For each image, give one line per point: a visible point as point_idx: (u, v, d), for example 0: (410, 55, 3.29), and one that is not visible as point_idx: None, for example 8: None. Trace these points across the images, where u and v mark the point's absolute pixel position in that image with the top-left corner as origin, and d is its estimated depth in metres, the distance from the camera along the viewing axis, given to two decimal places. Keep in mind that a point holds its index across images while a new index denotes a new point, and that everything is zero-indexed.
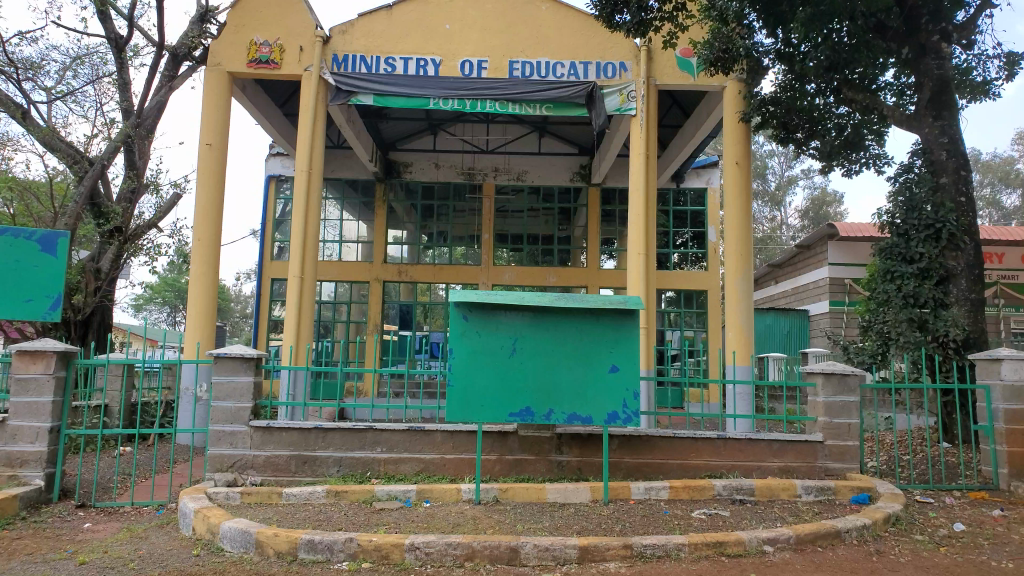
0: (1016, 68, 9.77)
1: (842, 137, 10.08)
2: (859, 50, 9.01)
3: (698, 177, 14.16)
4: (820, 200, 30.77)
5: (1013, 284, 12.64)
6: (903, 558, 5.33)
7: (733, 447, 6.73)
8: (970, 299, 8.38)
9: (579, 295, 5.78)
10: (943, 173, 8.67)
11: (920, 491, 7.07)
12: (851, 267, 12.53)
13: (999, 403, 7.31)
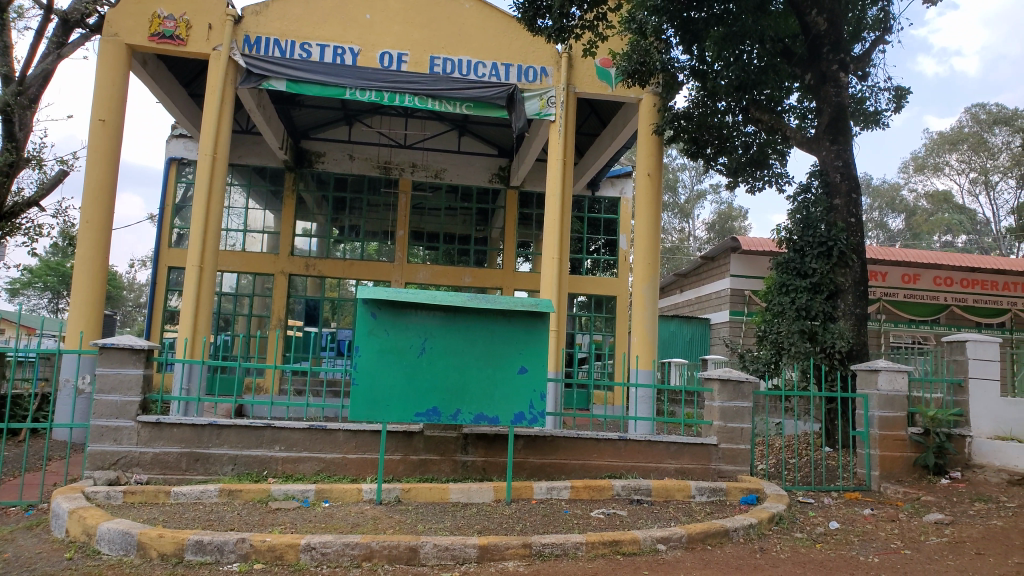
0: (904, 101, 10.48)
1: (748, 154, 10.55)
2: (765, 72, 9.54)
3: (613, 185, 14.49)
4: (726, 214, 32.00)
5: (894, 301, 13.36)
6: (784, 554, 5.68)
7: (633, 448, 6.92)
8: (856, 313, 8.84)
9: (491, 297, 5.82)
10: (837, 195, 9.16)
11: (802, 492, 7.47)
12: (749, 280, 13.08)
13: (874, 411, 7.88)
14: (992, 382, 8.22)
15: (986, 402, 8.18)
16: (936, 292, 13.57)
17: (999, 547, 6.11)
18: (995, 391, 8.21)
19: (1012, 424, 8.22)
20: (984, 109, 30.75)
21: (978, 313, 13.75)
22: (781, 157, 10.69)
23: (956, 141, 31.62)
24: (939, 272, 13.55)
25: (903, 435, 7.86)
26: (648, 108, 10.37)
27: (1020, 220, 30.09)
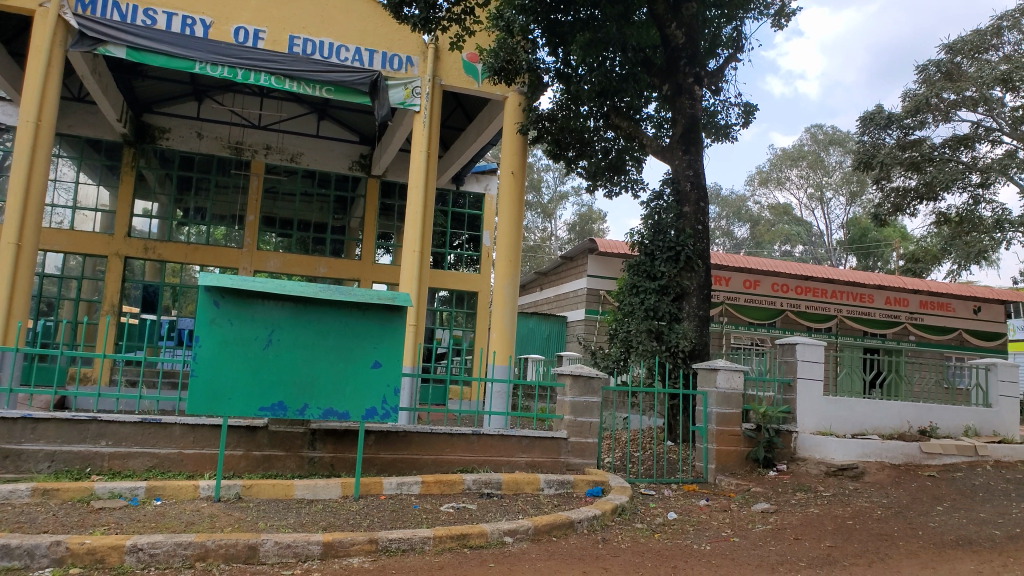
0: (752, 118, 11.18)
1: (608, 159, 10.99)
2: (627, 79, 10.00)
3: (477, 181, 14.63)
4: (587, 216, 33.05)
5: (736, 305, 14.25)
6: (624, 544, 5.94)
7: (485, 443, 6.99)
8: (699, 315, 9.38)
9: (346, 289, 5.68)
10: (686, 203, 9.66)
11: (645, 484, 7.82)
12: (605, 280, 13.53)
13: (713, 407, 8.37)
14: (817, 382, 8.95)
15: (811, 400, 8.90)
16: (773, 298, 14.60)
17: (814, 532, 6.68)
18: (819, 390, 8.96)
19: (831, 419, 9.01)
20: (821, 130, 34.29)
21: (808, 318, 14.92)
22: (637, 164, 11.19)
23: (797, 158, 34.32)
24: (776, 279, 14.59)
25: (738, 430, 8.35)
26: (513, 107, 10.45)
27: (847, 234, 33.09)
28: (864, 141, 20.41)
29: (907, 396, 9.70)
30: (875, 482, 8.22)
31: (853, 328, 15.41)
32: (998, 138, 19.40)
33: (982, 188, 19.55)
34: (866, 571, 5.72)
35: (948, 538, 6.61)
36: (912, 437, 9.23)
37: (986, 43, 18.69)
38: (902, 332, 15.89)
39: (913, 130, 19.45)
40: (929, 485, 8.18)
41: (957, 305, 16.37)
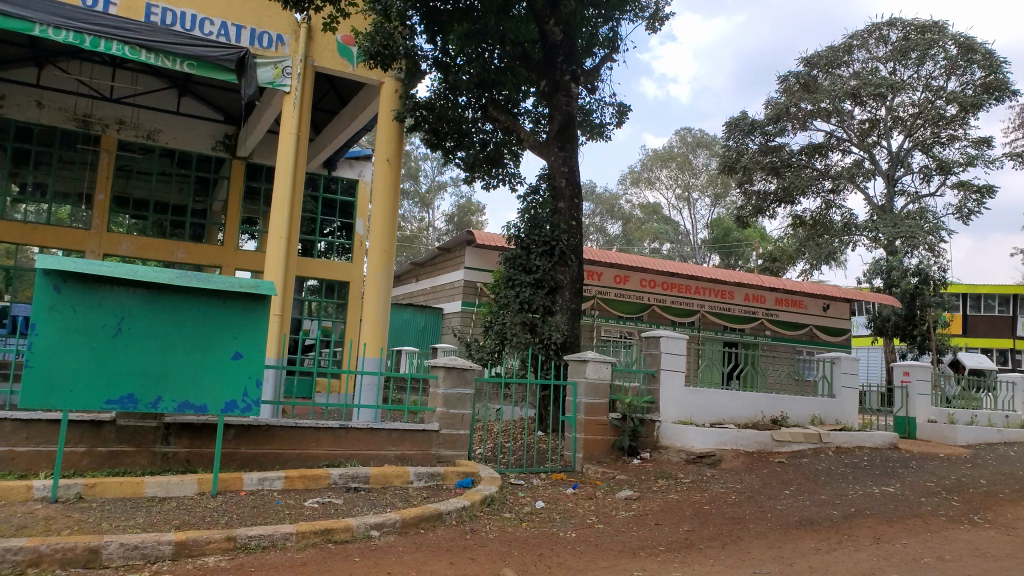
0: (625, 118, 11.50)
1: (485, 151, 10.97)
2: (504, 73, 10.09)
3: (350, 167, 14.38)
4: (466, 208, 33.05)
5: (607, 299, 14.65)
6: (492, 534, 5.97)
7: (353, 436, 6.83)
8: (572, 309, 9.66)
9: (204, 276, 5.40)
10: (561, 199, 9.83)
11: (515, 474, 7.91)
12: (481, 273, 13.57)
13: (582, 397, 8.57)
14: (678, 374, 9.41)
15: (672, 391, 9.33)
16: (642, 293, 15.13)
17: (673, 517, 6.97)
18: (680, 381, 9.40)
19: (691, 409, 9.46)
20: (690, 132, 35.70)
21: (674, 313, 15.56)
22: (515, 157, 11.23)
23: (668, 159, 35.75)
24: (645, 275, 15.12)
25: (604, 419, 8.66)
26: (389, 93, 10.31)
27: (712, 233, 34.88)
28: (729, 146, 21.67)
29: (761, 387, 10.30)
30: (730, 468, 8.68)
31: (714, 323, 16.21)
32: (848, 147, 21.02)
33: (832, 194, 21.11)
34: (719, 552, 6.04)
35: (793, 519, 7.08)
36: (765, 425, 9.83)
37: (839, 60, 20.32)
38: (759, 327, 16.88)
39: (774, 137, 20.87)
40: (778, 470, 8.73)
41: (808, 302, 17.56)
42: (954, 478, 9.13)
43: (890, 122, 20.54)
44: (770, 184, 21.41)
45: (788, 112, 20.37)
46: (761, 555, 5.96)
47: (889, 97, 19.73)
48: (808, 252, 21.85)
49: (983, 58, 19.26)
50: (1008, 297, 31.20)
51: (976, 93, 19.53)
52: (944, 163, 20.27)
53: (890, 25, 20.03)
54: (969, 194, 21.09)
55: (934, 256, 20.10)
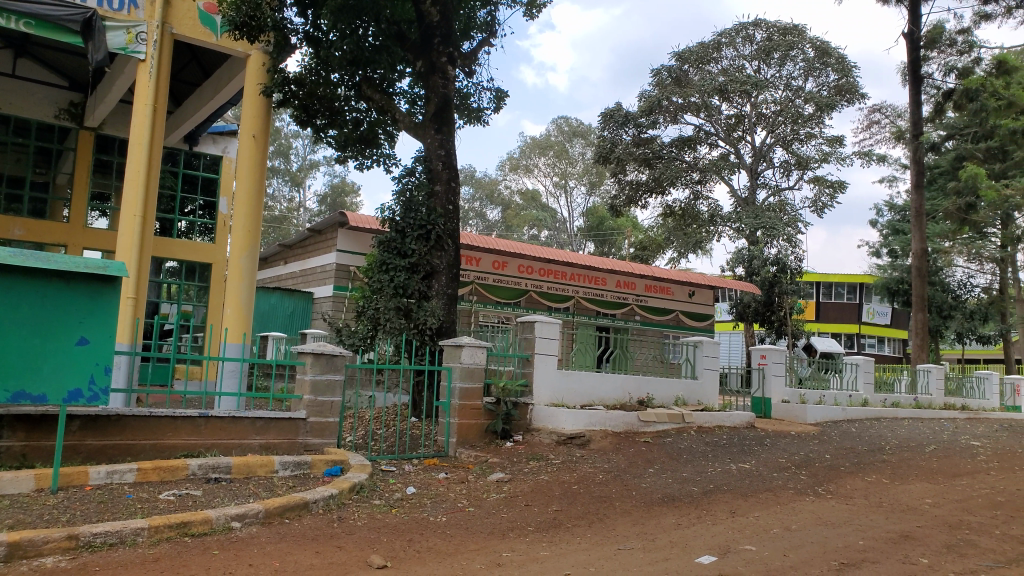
0: (502, 104, 11.53)
1: (358, 131, 10.73)
2: (380, 52, 9.89)
3: (214, 143, 13.74)
4: (340, 189, 32.37)
5: (485, 284, 14.68)
6: (360, 522, 5.87)
7: (214, 426, 6.54)
8: (447, 293, 9.62)
9: (46, 255, 5.06)
10: (437, 182, 9.76)
11: (386, 461, 7.81)
12: (354, 256, 13.31)
13: (457, 381, 8.54)
14: (551, 357, 9.57)
15: (546, 374, 9.47)
16: (520, 279, 15.27)
17: (543, 498, 7.10)
18: (553, 365, 9.57)
19: (563, 392, 9.65)
20: (567, 122, 36.40)
21: (549, 298, 15.82)
22: (390, 138, 11.05)
23: (546, 147, 36.32)
24: (522, 261, 15.27)
25: (478, 404, 8.70)
26: (255, 66, 9.95)
27: (588, 221, 35.83)
28: (604, 136, 22.27)
29: (630, 369, 10.67)
30: (599, 449, 8.93)
31: (588, 308, 16.63)
32: (715, 141, 22.06)
33: (700, 185, 22.09)
34: (586, 531, 6.21)
35: (657, 496, 7.38)
36: (632, 406, 10.21)
37: (709, 56, 21.14)
38: (630, 312, 17.46)
39: (647, 129, 21.58)
40: (644, 449, 9.07)
41: (675, 289, 18.33)
42: (802, 454, 9.80)
43: (754, 118, 21.67)
44: (642, 174, 22.18)
45: (660, 106, 21.11)
46: (626, 532, 6.17)
47: (754, 94, 20.82)
48: (677, 240, 22.83)
49: (837, 63, 20.72)
50: (854, 286, 33.84)
51: (830, 95, 20.93)
52: (802, 159, 21.62)
53: (756, 26, 21.08)
54: (823, 189, 22.63)
55: (791, 247, 21.48)
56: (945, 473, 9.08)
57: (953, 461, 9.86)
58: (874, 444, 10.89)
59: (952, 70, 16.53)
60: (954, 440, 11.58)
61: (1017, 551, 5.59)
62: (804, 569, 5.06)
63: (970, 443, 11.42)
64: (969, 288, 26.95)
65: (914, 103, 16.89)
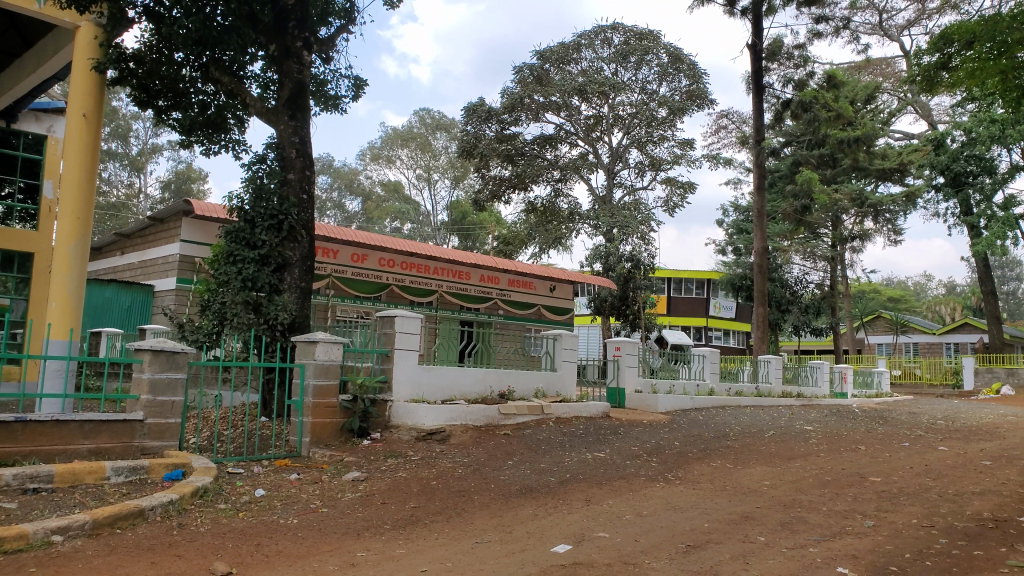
0: (361, 92, 11.23)
1: (205, 115, 10.13)
2: (229, 33, 9.14)
3: (39, 122, 12.55)
4: (186, 175, 30.65)
5: (343, 278, 14.27)
6: (203, 528, 5.52)
7: (33, 431, 5.93)
8: (300, 287, 9.32)
9: None
10: (291, 170, 9.39)
11: (233, 463, 7.41)
12: (198, 247, 12.57)
13: (310, 379, 8.26)
14: (411, 353, 9.42)
15: (406, 370, 9.32)
16: (380, 272, 14.99)
17: (399, 495, 6.96)
18: (413, 360, 9.42)
19: (423, 388, 9.53)
20: (430, 114, 36.14)
21: (411, 292, 15.61)
22: (240, 124, 10.52)
23: (408, 139, 35.95)
24: (383, 254, 14.99)
25: (333, 402, 8.43)
26: (85, 40, 9.10)
27: (451, 215, 35.91)
28: (467, 131, 22.30)
29: (491, 363, 10.71)
30: (458, 443, 8.87)
31: (451, 302, 16.56)
32: (575, 141, 22.61)
33: (561, 183, 22.56)
34: (443, 526, 6.14)
35: (515, 488, 7.44)
36: (493, 400, 10.24)
37: (570, 56, 21.56)
38: (493, 306, 17.54)
39: (509, 126, 21.81)
40: (503, 442, 9.11)
41: (536, 284, 18.62)
42: (654, 442, 10.20)
43: (611, 120, 22.37)
44: (505, 170, 22.40)
45: (522, 103, 21.36)
46: (483, 525, 6.16)
47: (611, 96, 21.54)
48: (538, 236, 23.22)
49: (688, 69, 21.73)
50: (703, 281, 35.83)
51: (682, 100, 21.97)
52: (656, 160, 22.57)
53: (614, 29, 21.79)
54: (674, 189, 23.73)
55: (644, 244, 22.43)
56: (781, 456, 9.73)
57: (788, 445, 10.58)
58: (719, 431, 11.51)
59: (789, 82, 17.72)
60: (789, 426, 12.46)
61: (842, 525, 6.04)
62: (653, 553, 5.23)
63: (803, 427, 12.32)
64: (804, 284, 29.17)
65: (757, 110, 17.97)
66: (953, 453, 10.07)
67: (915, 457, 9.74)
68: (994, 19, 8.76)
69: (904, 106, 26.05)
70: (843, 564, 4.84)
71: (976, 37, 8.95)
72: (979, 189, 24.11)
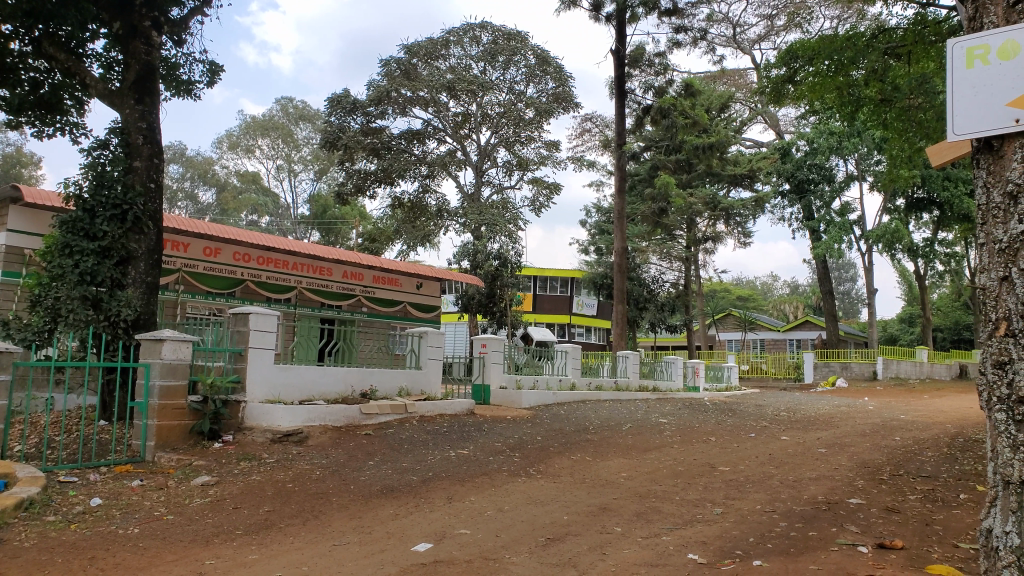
0: (217, 78, 10.70)
1: (37, 94, 9.43)
2: (66, 7, 8.71)
3: None
4: (14, 159, 28.17)
5: (193, 272, 13.57)
6: (28, 543, 5.09)
7: None
8: (146, 282, 8.81)
9: None
10: (137, 157, 8.82)
11: (65, 471, 6.88)
12: (27, 237, 11.54)
13: (156, 380, 7.80)
14: (267, 352, 9.09)
15: (260, 369, 8.96)
16: (234, 267, 14.34)
17: (253, 499, 6.70)
18: (269, 359, 9.09)
19: (279, 388, 9.21)
20: (292, 103, 34.96)
21: (269, 289, 15.00)
22: (78, 105, 9.84)
23: (270, 127, 34.63)
24: (238, 248, 14.35)
25: (182, 403, 8.01)
26: None
27: (314, 208, 35.25)
28: (331, 122, 21.76)
29: (353, 362, 10.51)
30: (317, 444, 8.63)
31: (312, 299, 16.04)
32: (443, 137, 22.55)
33: (428, 179, 22.43)
34: (300, 529, 5.97)
35: (375, 488, 7.34)
36: (353, 399, 10.06)
37: (438, 52, 21.49)
38: (356, 303, 17.11)
39: (376, 119, 21.50)
40: (364, 442, 8.96)
41: (402, 281, 18.33)
42: (516, 437, 10.37)
43: (479, 118, 22.49)
44: (370, 164, 22.03)
45: (389, 96, 21.07)
46: (341, 527, 6.03)
47: (479, 94, 21.68)
48: (405, 233, 22.99)
49: (555, 71, 22.21)
50: (567, 280, 36.79)
51: (549, 102, 22.42)
52: (523, 160, 22.92)
53: (482, 28, 21.92)
54: (541, 189, 24.21)
55: (512, 242, 22.69)
56: (637, 448, 10.15)
57: (644, 438, 11.04)
58: (580, 425, 11.85)
59: (650, 88, 18.52)
60: (646, 419, 13.01)
61: (691, 513, 6.39)
62: (513, 548, 5.32)
63: (658, 421, 12.89)
64: (661, 283, 30.52)
65: (619, 115, 18.59)
66: (792, 441, 10.85)
67: (759, 446, 10.42)
68: (832, 38, 9.60)
69: (754, 116, 27.82)
70: (692, 551, 5.11)
71: (817, 55, 9.74)
72: (820, 195, 26.13)
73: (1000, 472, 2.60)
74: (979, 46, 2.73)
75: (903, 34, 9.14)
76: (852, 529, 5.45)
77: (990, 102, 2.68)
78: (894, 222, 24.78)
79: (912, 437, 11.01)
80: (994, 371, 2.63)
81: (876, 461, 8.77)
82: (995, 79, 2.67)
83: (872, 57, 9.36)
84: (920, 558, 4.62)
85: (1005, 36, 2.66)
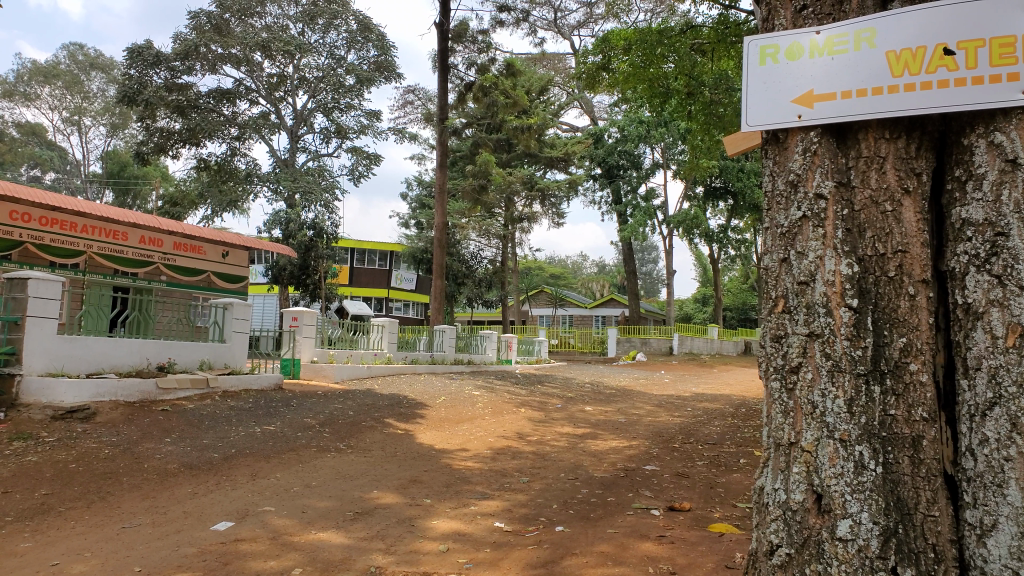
0: None
1: None
2: None
3: None
4: None
5: None
6: None
7: None
8: None
9: None
10: None
11: None
12: None
13: None
14: (49, 321, 8.21)
15: (39, 340, 8.07)
16: (10, 227, 12.73)
17: (28, 482, 6.05)
18: (51, 329, 8.22)
19: (63, 360, 8.36)
20: (81, 50, 31.74)
21: (54, 253, 13.50)
22: None
23: (51, 74, 31.09)
24: (16, 206, 12.77)
25: None
26: None
27: (106, 166, 32.35)
28: (129, 74, 19.82)
29: (148, 333, 9.76)
30: (106, 421, 7.92)
31: (101, 265, 14.57)
32: (256, 98, 21.35)
33: (238, 141, 21.18)
34: (83, 513, 5.48)
35: (172, 466, 6.88)
36: (149, 373, 9.34)
37: (252, 9, 20.36)
38: (154, 271, 15.75)
39: (181, 75, 19.91)
40: (160, 419, 8.34)
41: (208, 248, 17.04)
42: (326, 412, 10.12)
43: (296, 80, 21.55)
44: (174, 122, 20.38)
45: (197, 52, 19.52)
46: (132, 509, 5.61)
47: (296, 56, 20.83)
48: (211, 197, 21.64)
49: (377, 39, 21.66)
50: (385, 254, 36.30)
51: (370, 70, 21.92)
52: (341, 127, 22.26)
53: None
54: (360, 159, 23.66)
55: (328, 212, 22.07)
56: (449, 421, 10.27)
57: (457, 411, 11.21)
58: (393, 399, 11.78)
59: (473, 65, 18.55)
60: (459, 391, 13.20)
61: (500, 482, 6.61)
62: (320, 523, 5.23)
63: (471, 393, 13.16)
64: (479, 259, 30.96)
65: (442, 90, 18.46)
66: (595, 412, 11.47)
67: (564, 417, 10.92)
68: (647, 31, 9.98)
69: (572, 101, 28.93)
70: (499, 518, 5.29)
71: (631, 44, 10.16)
72: (628, 180, 27.78)
73: (772, 436, 2.51)
74: (769, 44, 2.54)
75: (708, 32, 9.78)
76: (646, 494, 5.87)
77: (776, 96, 2.51)
78: (693, 209, 26.76)
79: (701, 408, 11.99)
80: (771, 344, 2.52)
81: (670, 430, 9.50)
82: (783, 77, 2.50)
83: (682, 53, 9.94)
84: (704, 517, 5.07)
85: (794, 36, 2.49)
